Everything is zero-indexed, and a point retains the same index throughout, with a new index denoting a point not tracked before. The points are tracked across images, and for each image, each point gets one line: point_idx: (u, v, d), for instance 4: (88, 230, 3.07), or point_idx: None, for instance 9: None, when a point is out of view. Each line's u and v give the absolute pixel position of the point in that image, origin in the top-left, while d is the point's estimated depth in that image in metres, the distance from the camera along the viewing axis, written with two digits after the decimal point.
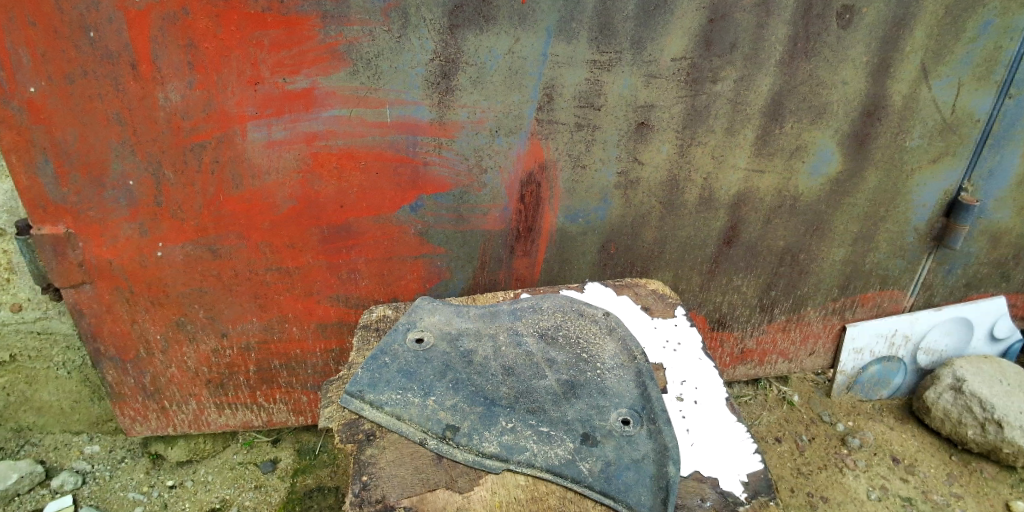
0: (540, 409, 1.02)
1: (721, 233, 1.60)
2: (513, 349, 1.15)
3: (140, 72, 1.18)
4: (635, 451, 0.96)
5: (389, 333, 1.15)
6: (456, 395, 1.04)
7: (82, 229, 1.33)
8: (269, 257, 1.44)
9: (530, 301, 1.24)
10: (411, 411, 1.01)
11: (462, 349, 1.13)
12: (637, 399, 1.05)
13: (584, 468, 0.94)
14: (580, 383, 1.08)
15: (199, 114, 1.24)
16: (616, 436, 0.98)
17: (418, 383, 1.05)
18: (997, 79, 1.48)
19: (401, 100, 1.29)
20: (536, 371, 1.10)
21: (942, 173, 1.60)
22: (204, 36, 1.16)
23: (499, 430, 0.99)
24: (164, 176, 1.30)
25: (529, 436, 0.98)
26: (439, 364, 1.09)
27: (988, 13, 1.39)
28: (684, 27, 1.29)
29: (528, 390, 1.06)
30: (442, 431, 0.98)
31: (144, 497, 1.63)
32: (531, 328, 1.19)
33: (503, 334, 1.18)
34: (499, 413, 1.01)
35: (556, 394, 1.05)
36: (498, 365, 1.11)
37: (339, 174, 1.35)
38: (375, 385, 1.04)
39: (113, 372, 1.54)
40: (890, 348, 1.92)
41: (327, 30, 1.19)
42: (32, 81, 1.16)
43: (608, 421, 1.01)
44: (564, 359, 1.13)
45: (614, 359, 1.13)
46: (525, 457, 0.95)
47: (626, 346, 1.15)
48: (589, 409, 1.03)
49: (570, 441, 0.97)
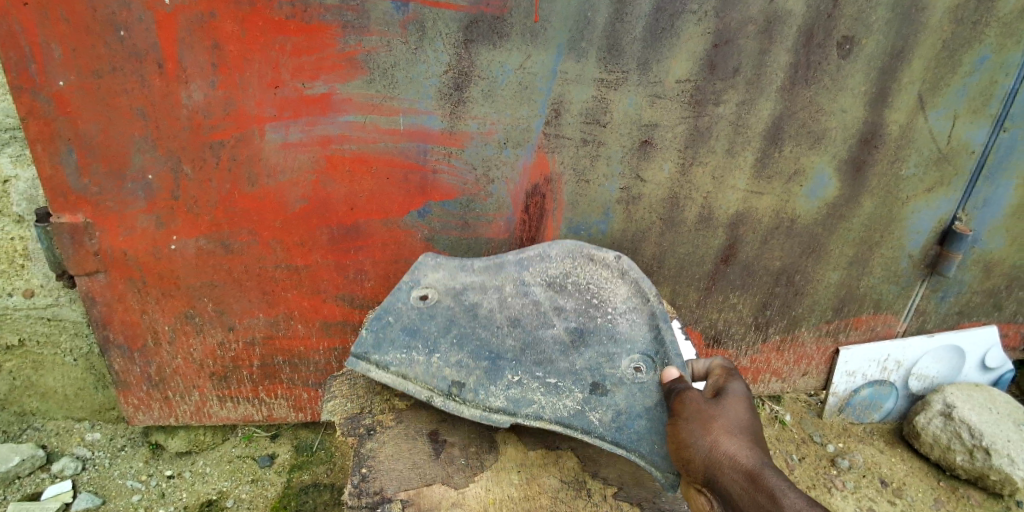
0: (547, 360, 1.10)
1: (718, 252, 1.63)
2: (520, 298, 1.18)
3: (165, 71, 1.24)
4: (645, 398, 1.04)
5: (392, 292, 1.15)
6: (461, 351, 1.08)
7: (98, 219, 1.38)
8: (279, 254, 1.48)
9: (538, 245, 1.24)
10: (417, 370, 1.05)
11: (466, 302, 1.16)
12: (650, 344, 1.12)
13: (594, 418, 1.02)
14: (588, 330, 1.14)
15: (218, 113, 1.29)
16: (626, 384, 1.06)
17: (422, 340, 1.08)
18: (993, 112, 1.52)
19: (414, 109, 1.33)
20: (544, 320, 1.15)
21: (937, 201, 1.64)
22: (228, 39, 1.22)
23: (506, 384, 1.06)
24: (182, 170, 1.35)
25: (535, 389, 1.06)
26: (443, 320, 1.11)
27: (985, 48, 1.43)
28: (689, 49, 1.34)
29: (535, 341, 1.12)
30: (449, 387, 1.04)
31: (142, 486, 1.67)
32: (540, 277, 1.22)
33: (510, 285, 1.20)
34: (505, 367, 1.08)
35: (565, 343, 1.12)
36: (503, 316, 1.15)
37: (351, 178, 1.40)
38: (380, 345, 1.06)
39: (120, 361, 1.58)
40: (883, 372, 1.94)
41: (347, 39, 1.24)
42: (61, 74, 1.22)
43: (619, 369, 1.08)
44: (573, 306, 1.18)
45: (627, 304, 1.19)
46: (533, 409, 1.03)
47: (640, 287, 1.19)
48: (598, 357, 1.10)
49: (580, 391, 1.05)
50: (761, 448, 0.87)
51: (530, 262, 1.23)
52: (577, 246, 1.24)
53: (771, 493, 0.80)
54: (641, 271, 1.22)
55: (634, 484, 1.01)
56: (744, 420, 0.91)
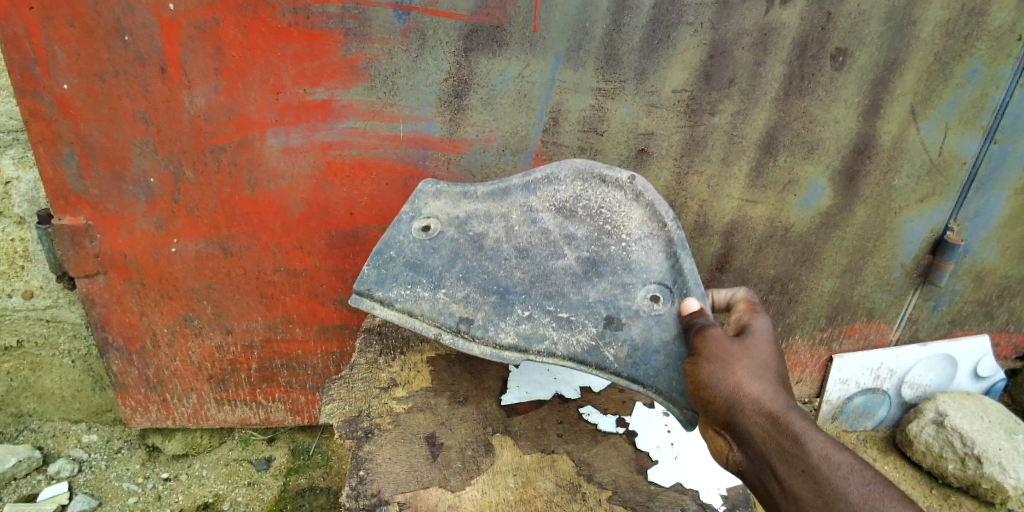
0: (559, 293, 1.07)
1: (713, 260, 1.65)
2: (528, 227, 1.14)
3: (168, 75, 1.26)
4: (663, 332, 1.01)
5: (393, 223, 1.13)
6: (467, 286, 1.06)
7: (99, 220, 1.39)
8: (278, 258, 1.49)
9: (543, 167, 1.19)
10: (422, 306, 1.03)
11: (471, 233, 1.13)
12: (667, 273, 1.08)
13: (610, 354, 1.01)
14: (601, 259, 1.10)
15: (220, 117, 1.31)
16: (643, 317, 1.04)
17: (426, 275, 1.07)
18: (983, 124, 1.54)
19: (414, 116, 1.35)
20: (554, 251, 1.11)
21: (929, 212, 1.66)
22: (231, 44, 1.24)
23: (516, 320, 1.04)
24: (183, 173, 1.36)
25: (546, 324, 1.04)
26: (448, 252, 1.09)
27: (975, 61, 1.45)
28: (685, 60, 1.36)
29: (545, 273, 1.09)
30: (456, 324, 1.03)
31: (139, 488, 1.68)
32: (548, 202, 1.17)
33: (516, 212, 1.16)
34: (514, 302, 1.06)
35: (577, 275, 1.09)
36: (510, 247, 1.12)
37: (350, 183, 1.41)
38: (382, 283, 1.05)
39: (118, 362, 1.59)
40: (876, 381, 1.96)
41: (348, 46, 1.26)
42: (64, 77, 1.24)
43: (635, 301, 1.05)
44: (584, 234, 1.14)
45: (642, 230, 1.14)
46: (545, 345, 1.03)
47: (655, 210, 1.13)
48: (613, 289, 1.07)
49: (594, 326, 1.03)
50: (784, 388, 0.87)
51: (537, 186, 1.18)
52: (586, 167, 1.18)
53: (795, 437, 0.80)
54: (657, 192, 1.16)
55: (628, 488, 1.01)
56: (768, 362, 0.89)
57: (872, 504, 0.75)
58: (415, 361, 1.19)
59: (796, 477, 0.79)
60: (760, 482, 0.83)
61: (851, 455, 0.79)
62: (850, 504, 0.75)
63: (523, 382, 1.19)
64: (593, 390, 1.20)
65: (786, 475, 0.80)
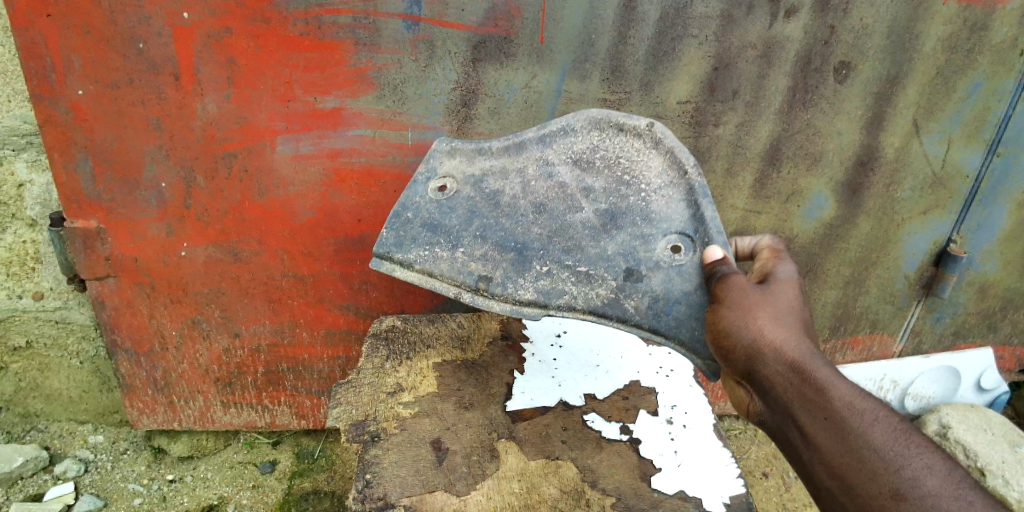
0: (577, 247, 1.10)
1: None
2: (545, 182, 1.15)
3: (181, 83, 1.28)
4: (684, 283, 1.04)
5: (410, 185, 1.15)
6: (485, 243, 1.10)
7: (111, 225, 1.42)
8: (286, 264, 1.51)
9: (558, 119, 1.18)
10: (442, 266, 1.08)
11: (488, 191, 1.14)
12: (687, 221, 1.09)
13: (631, 306, 1.05)
14: (620, 211, 1.11)
15: (231, 125, 1.33)
16: (663, 268, 1.06)
17: (444, 235, 1.10)
18: (986, 137, 1.55)
19: (422, 125, 1.37)
20: (572, 205, 1.13)
21: (932, 224, 1.67)
22: (243, 54, 1.26)
23: (535, 275, 1.08)
24: (194, 180, 1.38)
25: (565, 279, 1.08)
26: (464, 212, 1.12)
27: (978, 76, 1.47)
28: (690, 72, 1.38)
29: (563, 227, 1.11)
30: (476, 282, 1.08)
31: (144, 489, 1.69)
32: (565, 155, 1.17)
33: (533, 166, 1.16)
34: (532, 257, 1.09)
35: (595, 228, 1.11)
36: (528, 203, 1.13)
37: (358, 190, 1.43)
38: (401, 245, 1.09)
39: (127, 364, 1.60)
40: (878, 392, 1.95)
41: (359, 56, 1.28)
42: (79, 84, 1.26)
43: (654, 252, 1.07)
44: (602, 186, 1.14)
45: (662, 179, 1.13)
46: (565, 300, 1.07)
47: (675, 157, 1.13)
48: (632, 240, 1.09)
49: (613, 279, 1.07)
50: (806, 336, 0.90)
51: (552, 139, 1.17)
52: (602, 117, 1.17)
53: (818, 386, 0.84)
54: (676, 139, 1.15)
55: (631, 494, 1.02)
56: (792, 310, 0.92)
57: (895, 449, 0.79)
58: (420, 366, 1.21)
59: (819, 425, 0.83)
60: (781, 429, 0.88)
61: (873, 402, 0.84)
62: (874, 449, 0.80)
63: (528, 388, 1.20)
64: (598, 397, 1.20)
65: (809, 423, 0.84)
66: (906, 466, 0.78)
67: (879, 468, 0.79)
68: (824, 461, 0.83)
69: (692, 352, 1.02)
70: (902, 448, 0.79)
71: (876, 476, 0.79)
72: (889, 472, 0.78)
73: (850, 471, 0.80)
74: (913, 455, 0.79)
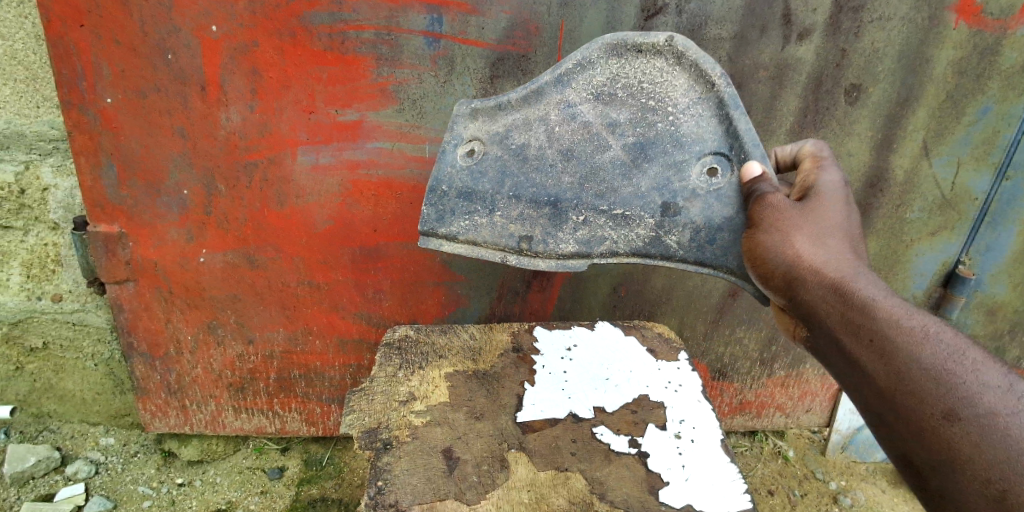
0: (610, 190, 1.07)
1: (726, 287, 1.67)
2: (569, 125, 1.09)
3: (207, 93, 1.32)
4: (723, 209, 1.04)
5: (438, 156, 1.11)
6: (519, 203, 1.08)
7: (132, 229, 1.45)
8: (302, 272, 1.54)
9: (573, 54, 1.09)
10: (484, 234, 1.09)
11: (514, 146, 1.09)
12: (722, 140, 1.05)
13: (673, 242, 1.07)
14: (649, 141, 1.07)
15: (254, 134, 1.37)
16: (701, 196, 1.05)
17: (480, 200, 1.09)
18: (995, 160, 1.56)
19: (441, 139, 1.40)
20: (599, 144, 1.08)
21: (940, 245, 1.68)
22: (268, 66, 1.30)
23: (573, 227, 1.08)
24: (215, 187, 1.42)
25: (603, 225, 1.08)
26: (495, 173, 1.09)
27: (987, 100, 1.48)
28: None
29: (594, 171, 1.08)
30: (518, 243, 1.08)
31: (154, 492, 1.71)
32: (586, 91, 1.09)
33: (555, 111, 1.09)
34: (567, 209, 1.08)
35: (626, 165, 1.07)
36: (555, 151, 1.09)
37: (376, 201, 1.46)
38: (443, 219, 1.10)
39: (142, 367, 1.63)
40: None
41: (380, 71, 1.32)
42: (108, 92, 1.30)
43: (690, 181, 1.06)
44: (628, 118, 1.08)
45: (690, 97, 1.06)
46: (606, 246, 1.09)
47: (701, 70, 1.05)
48: (666, 172, 1.06)
49: (651, 217, 1.07)
50: (847, 256, 0.95)
51: (570, 77, 1.09)
52: (618, 40, 1.07)
53: (861, 307, 0.90)
54: (700, 48, 1.06)
55: (639, 507, 1.03)
56: (833, 228, 0.96)
57: (947, 369, 0.84)
58: (432, 376, 1.23)
59: (867, 350, 0.89)
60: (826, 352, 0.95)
61: (922, 319, 0.88)
62: (923, 370, 0.85)
63: (538, 400, 1.22)
64: (607, 410, 1.21)
65: (853, 345, 0.90)
66: (960, 386, 0.83)
67: (929, 387, 0.84)
68: (873, 385, 0.89)
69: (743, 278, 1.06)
70: (952, 364, 0.84)
71: (927, 398, 0.84)
72: (940, 391, 0.83)
73: (898, 392, 0.86)
74: (967, 373, 0.84)
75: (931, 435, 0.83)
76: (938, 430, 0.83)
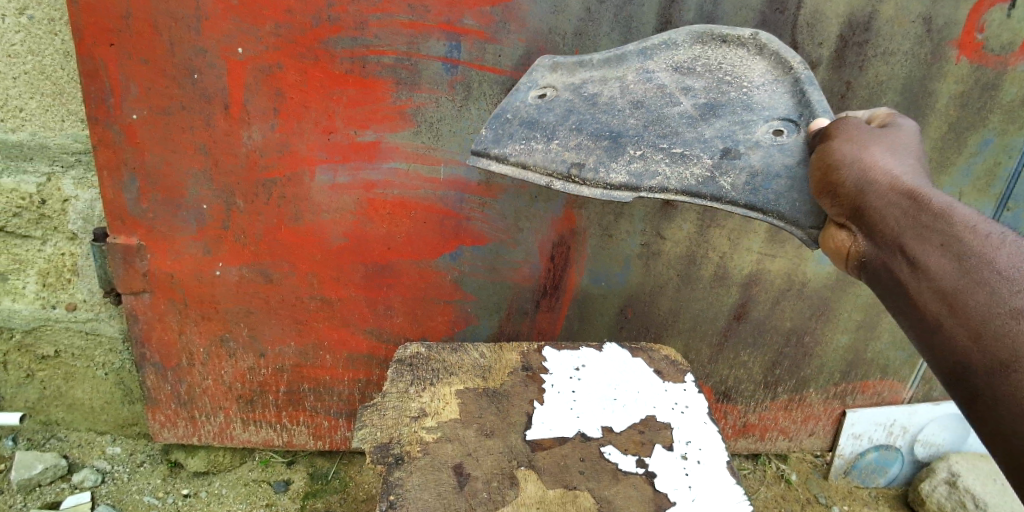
0: (674, 133, 1.14)
1: (731, 309, 1.70)
2: (643, 85, 1.19)
3: (230, 113, 1.36)
4: (785, 158, 1.08)
5: (510, 93, 1.20)
6: (578, 135, 1.14)
7: (150, 241, 1.48)
8: (315, 287, 1.57)
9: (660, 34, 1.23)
10: (536, 157, 1.13)
11: (586, 94, 1.18)
12: (792, 109, 1.13)
13: (726, 183, 1.09)
14: (720, 104, 1.15)
15: (273, 153, 1.40)
16: (763, 147, 1.10)
17: (541, 130, 1.15)
18: (996, 192, 1.60)
19: (456, 161, 1.44)
20: (669, 101, 1.17)
21: None
22: (290, 87, 1.34)
23: (628, 159, 1.12)
24: (234, 203, 1.45)
25: (659, 160, 1.12)
26: (562, 110, 1.16)
27: (988, 133, 1.52)
28: None
29: (660, 118, 1.15)
30: (568, 169, 1.12)
31: (159, 502, 1.72)
32: (666, 63, 1.21)
33: (632, 74, 1.21)
34: (626, 143, 1.13)
35: (692, 118, 1.14)
36: (625, 101, 1.17)
37: (390, 220, 1.49)
38: (499, 141, 1.14)
39: (153, 377, 1.65)
40: (889, 437, 1.97)
41: (398, 94, 1.36)
42: (134, 109, 1.34)
43: (756, 134, 1.11)
44: (702, 86, 1.18)
45: (765, 77, 1.17)
46: (658, 181, 1.11)
47: (782, 57, 1.16)
48: (730, 127, 1.13)
49: (708, 158, 1.11)
50: (919, 173, 0.91)
51: (654, 51, 1.21)
52: (706, 29, 1.21)
53: (932, 210, 0.84)
54: (780, 42, 1.19)
55: None
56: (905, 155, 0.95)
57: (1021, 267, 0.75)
58: (443, 392, 1.25)
59: (932, 250, 0.82)
60: (890, 266, 0.88)
61: (999, 228, 0.81)
62: (996, 268, 0.77)
63: (547, 419, 1.24)
64: (614, 430, 1.23)
65: (920, 248, 0.84)
66: None
67: (1000, 283, 0.75)
68: (937, 287, 0.81)
69: (794, 225, 1.07)
70: None
71: (996, 296, 0.75)
72: (1011, 288, 0.75)
73: (965, 293, 0.78)
74: None
75: (994, 334, 0.74)
76: (1003, 328, 0.73)
